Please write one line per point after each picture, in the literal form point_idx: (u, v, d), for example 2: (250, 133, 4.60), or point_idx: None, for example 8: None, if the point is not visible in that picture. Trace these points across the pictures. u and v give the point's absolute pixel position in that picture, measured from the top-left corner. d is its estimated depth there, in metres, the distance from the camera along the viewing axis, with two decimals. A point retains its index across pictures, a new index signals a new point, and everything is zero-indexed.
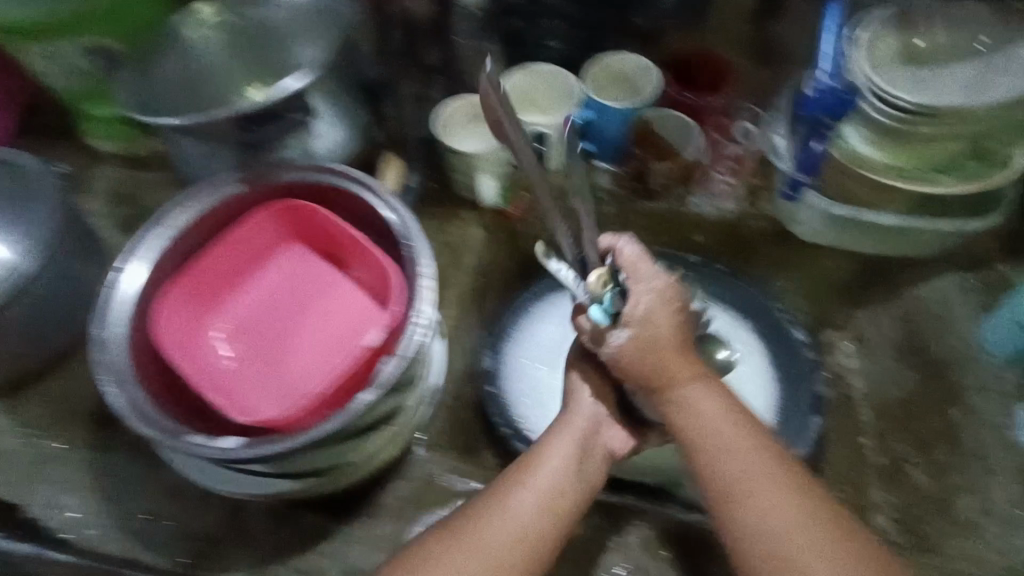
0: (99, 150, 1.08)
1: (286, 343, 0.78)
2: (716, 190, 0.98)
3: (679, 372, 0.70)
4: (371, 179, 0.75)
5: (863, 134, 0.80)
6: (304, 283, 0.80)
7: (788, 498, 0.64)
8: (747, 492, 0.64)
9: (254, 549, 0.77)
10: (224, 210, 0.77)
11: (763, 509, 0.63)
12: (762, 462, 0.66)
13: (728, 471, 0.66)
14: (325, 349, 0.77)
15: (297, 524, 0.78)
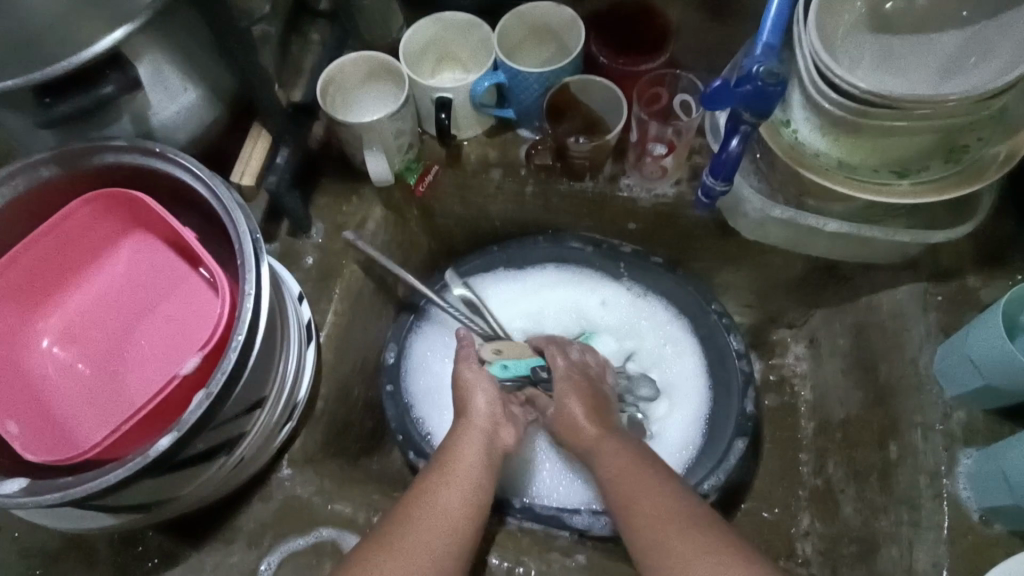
0: None
1: (116, 346, 0.69)
2: (649, 173, 0.85)
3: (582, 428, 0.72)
4: (201, 170, 0.63)
5: (814, 123, 0.67)
6: (144, 281, 0.71)
7: (656, 492, 0.62)
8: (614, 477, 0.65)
9: (97, 570, 0.69)
10: (38, 198, 0.65)
11: (635, 505, 0.61)
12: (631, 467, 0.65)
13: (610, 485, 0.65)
14: (158, 356, 0.69)
15: (146, 542, 0.70)
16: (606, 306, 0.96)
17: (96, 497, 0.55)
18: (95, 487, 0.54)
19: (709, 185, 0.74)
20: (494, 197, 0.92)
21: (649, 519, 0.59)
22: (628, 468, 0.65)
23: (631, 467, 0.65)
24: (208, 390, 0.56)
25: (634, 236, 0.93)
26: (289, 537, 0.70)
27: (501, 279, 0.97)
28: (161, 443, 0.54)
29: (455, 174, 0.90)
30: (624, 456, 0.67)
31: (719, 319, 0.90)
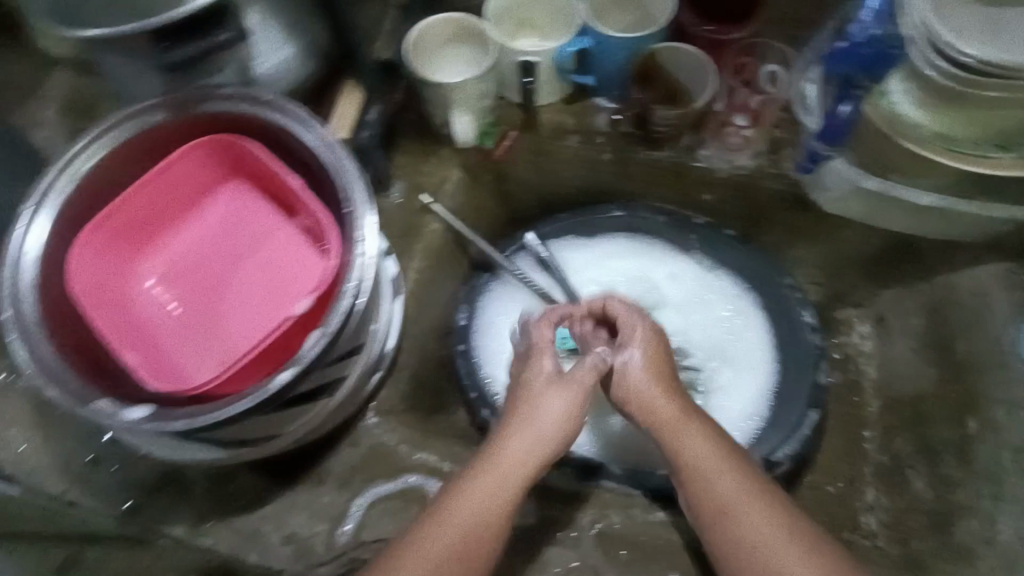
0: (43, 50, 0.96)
1: (215, 292, 0.71)
2: (730, 144, 0.85)
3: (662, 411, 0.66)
4: (311, 119, 0.64)
5: (914, 95, 0.67)
6: (243, 232, 0.73)
7: (758, 513, 0.60)
8: (702, 481, 0.62)
9: (194, 504, 0.72)
10: (148, 142, 0.67)
11: (731, 523, 0.60)
12: (727, 479, 0.62)
13: (695, 490, 0.62)
14: (258, 304, 0.71)
15: (239, 480, 0.73)
16: (674, 277, 0.96)
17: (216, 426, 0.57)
18: (217, 417, 0.56)
19: (814, 150, 0.79)
20: (569, 164, 0.92)
21: (751, 537, 0.59)
22: (714, 465, 0.62)
23: (723, 463, 0.62)
24: (322, 329, 0.58)
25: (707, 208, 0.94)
26: (375, 483, 0.72)
27: (569, 245, 0.96)
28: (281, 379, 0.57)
29: (531, 138, 0.90)
30: (706, 446, 0.63)
31: (792, 293, 0.91)
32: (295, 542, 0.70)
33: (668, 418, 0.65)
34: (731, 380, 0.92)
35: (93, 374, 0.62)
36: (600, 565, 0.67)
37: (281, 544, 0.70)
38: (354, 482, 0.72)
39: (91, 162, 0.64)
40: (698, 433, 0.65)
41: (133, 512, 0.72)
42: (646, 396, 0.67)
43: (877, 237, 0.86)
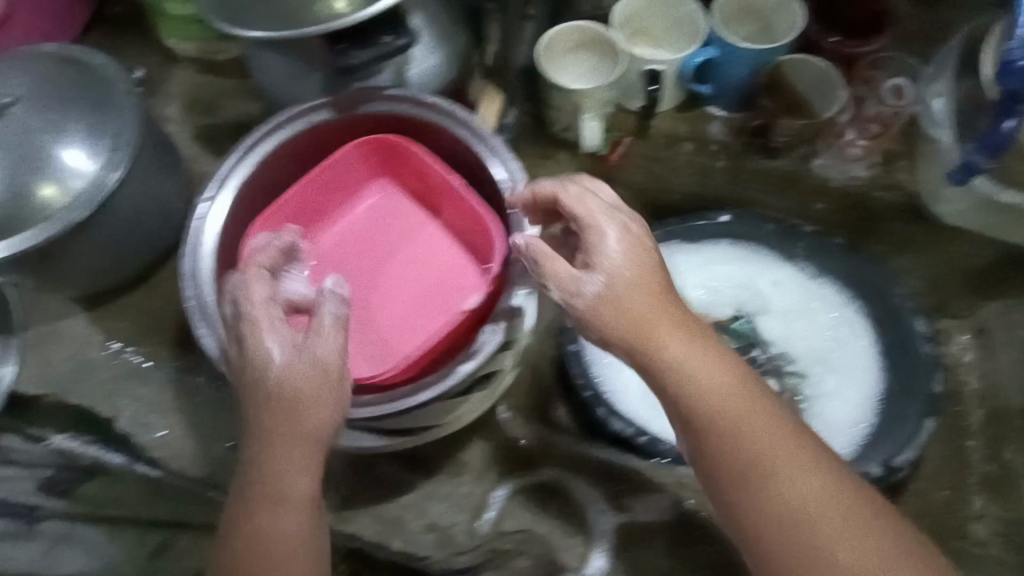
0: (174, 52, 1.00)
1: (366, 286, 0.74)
2: (847, 155, 0.88)
3: (668, 336, 0.56)
4: (474, 125, 0.68)
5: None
6: (393, 231, 0.76)
7: (800, 473, 0.54)
8: (739, 427, 0.54)
9: (334, 490, 0.75)
10: (312, 141, 0.71)
11: (769, 481, 0.53)
12: (766, 428, 0.54)
13: (717, 435, 0.54)
14: (409, 301, 0.73)
15: (378, 470, 0.75)
16: (781, 283, 0.97)
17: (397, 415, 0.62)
18: (403, 407, 0.61)
19: (974, 160, 0.73)
20: (681, 170, 0.94)
21: (776, 516, 0.53)
22: (746, 407, 0.55)
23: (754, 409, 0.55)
24: (494, 325, 0.64)
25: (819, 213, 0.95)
26: (510, 476, 0.74)
27: (673, 251, 0.96)
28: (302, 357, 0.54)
29: (646, 145, 0.94)
30: (729, 380, 0.55)
31: (904, 301, 0.90)
32: (434, 532, 0.72)
33: (692, 354, 0.56)
34: (838, 387, 0.92)
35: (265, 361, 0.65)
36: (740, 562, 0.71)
37: (423, 532, 0.72)
38: (489, 474, 0.74)
39: (260, 160, 0.68)
40: (723, 372, 0.56)
41: None
42: (649, 316, 0.56)
43: None
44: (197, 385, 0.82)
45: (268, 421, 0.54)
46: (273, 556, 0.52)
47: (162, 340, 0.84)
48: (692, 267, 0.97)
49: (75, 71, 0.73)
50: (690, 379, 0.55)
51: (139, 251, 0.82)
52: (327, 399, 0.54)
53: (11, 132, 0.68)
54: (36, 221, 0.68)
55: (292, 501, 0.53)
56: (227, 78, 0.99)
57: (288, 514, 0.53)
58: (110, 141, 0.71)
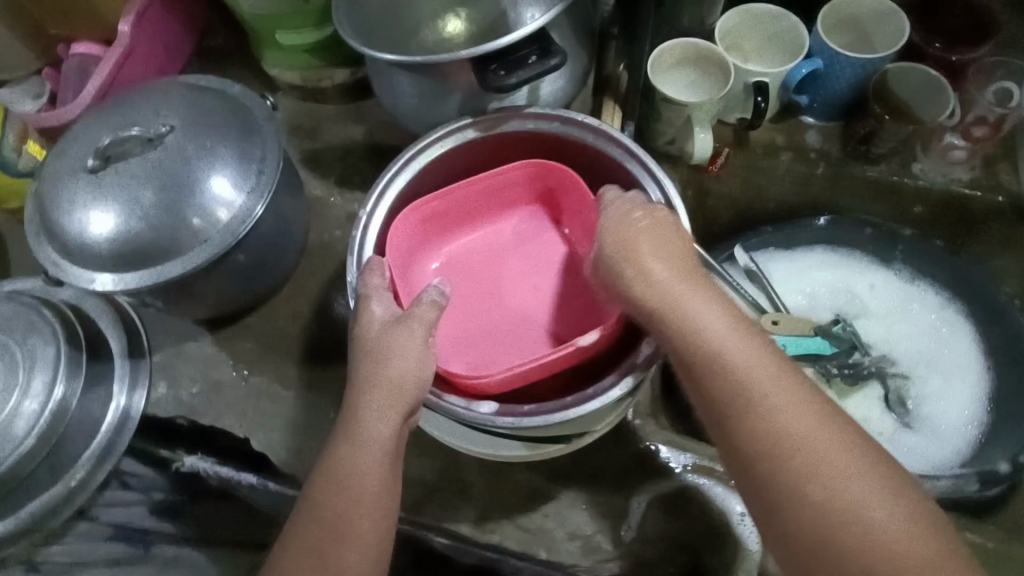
0: (276, 82, 1.03)
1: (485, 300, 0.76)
2: (947, 159, 0.90)
3: (682, 295, 0.58)
4: (621, 139, 0.70)
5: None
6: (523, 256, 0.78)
7: (807, 417, 0.53)
8: (731, 362, 0.55)
9: (474, 501, 0.75)
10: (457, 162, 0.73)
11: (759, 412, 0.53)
12: (761, 363, 0.55)
13: (706, 372, 0.56)
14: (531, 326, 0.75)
15: (517, 480, 0.76)
16: (878, 288, 0.98)
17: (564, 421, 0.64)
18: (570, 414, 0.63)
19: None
20: (780, 179, 0.97)
21: (772, 444, 0.52)
22: (736, 339, 0.56)
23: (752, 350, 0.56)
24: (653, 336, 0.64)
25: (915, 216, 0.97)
26: (649, 480, 0.74)
27: (771, 259, 0.98)
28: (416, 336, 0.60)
29: (743, 156, 0.97)
30: (724, 323, 0.57)
31: (1010, 301, 0.93)
32: (579, 538, 0.73)
33: (700, 302, 0.58)
34: (946, 388, 0.93)
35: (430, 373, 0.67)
36: None
37: (568, 540, 0.73)
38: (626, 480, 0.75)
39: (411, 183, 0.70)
40: (731, 321, 0.57)
41: (417, 507, 0.76)
42: (656, 275, 0.60)
43: None
44: (324, 403, 0.83)
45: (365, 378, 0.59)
46: (349, 508, 0.57)
47: (285, 359, 0.85)
48: (790, 276, 0.98)
49: (218, 102, 0.77)
50: (692, 320, 0.57)
51: (266, 273, 0.83)
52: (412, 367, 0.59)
53: (165, 162, 0.71)
54: (189, 249, 0.71)
55: (372, 447, 0.58)
56: (327, 104, 1.01)
57: (346, 466, 0.57)
58: (254, 172, 0.74)
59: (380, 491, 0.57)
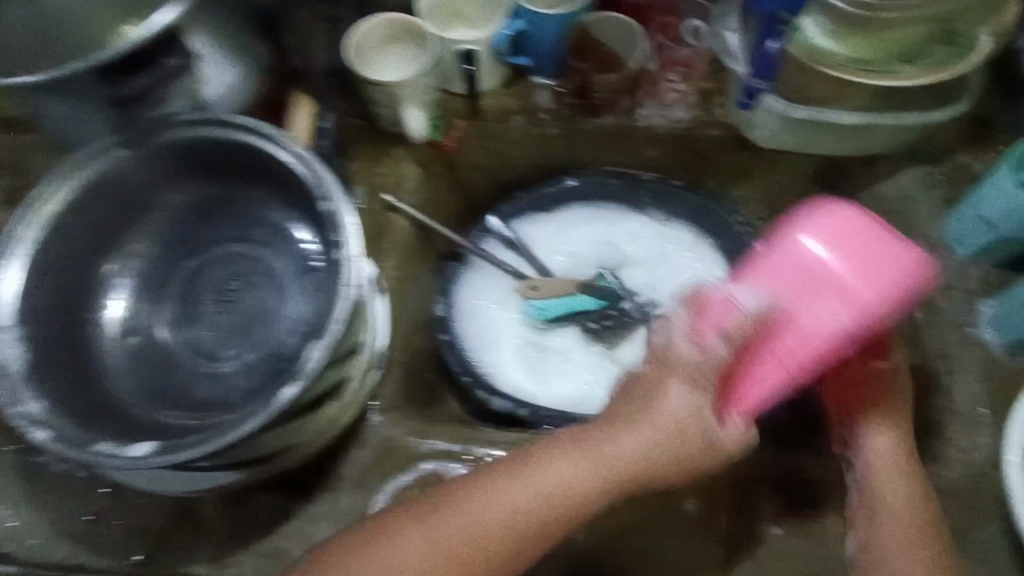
0: None
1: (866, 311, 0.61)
2: (666, 101, 0.90)
3: (876, 424, 0.68)
4: (280, 136, 0.64)
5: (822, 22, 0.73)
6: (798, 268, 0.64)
7: (922, 546, 0.61)
8: (889, 503, 0.63)
9: (212, 535, 0.73)
10: (113, 183, 0.66)
11: (882, 526, 0.62)
12: (902, 502, 0.63)
13: (875, 505, 0.64)
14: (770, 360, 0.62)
15: (255, 503, 0.74)
16: (633, 234, 1.01)
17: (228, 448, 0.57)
18: (229, 440, 0.56)
19: (752, 84, 0.80)
20: (519, 144, 0.95)
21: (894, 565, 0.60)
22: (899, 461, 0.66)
23: (902, 469, 0.65)
24: (319, 339, 0.59)
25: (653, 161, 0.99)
26: (391, 477, 0.74)
27: (525, 224, 1.01)
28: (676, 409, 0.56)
29: (479, 124, 0.93)
30: (896, 465, 0.65)
31: (744, 229, 0.96)
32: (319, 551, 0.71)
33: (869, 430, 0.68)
34: None
35: (97, 419, 0.61)
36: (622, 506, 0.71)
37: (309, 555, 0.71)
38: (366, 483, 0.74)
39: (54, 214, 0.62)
40: (898, 463, 0.66)
41: (153, 558, 0.73)
42: (889, 470, 0.65)
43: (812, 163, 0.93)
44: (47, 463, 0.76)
45: (645, 437, 0.56)
46: (455, 542, 0.54)
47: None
48: (548, 239, 1.00)
49: None
50: (874, 452, 0.67)
51: None
52: (662, 446, 0.56)
53: None
54: None
55: (538, 493, 0.55)
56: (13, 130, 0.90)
57: (451, 520, 0.55)
58: None
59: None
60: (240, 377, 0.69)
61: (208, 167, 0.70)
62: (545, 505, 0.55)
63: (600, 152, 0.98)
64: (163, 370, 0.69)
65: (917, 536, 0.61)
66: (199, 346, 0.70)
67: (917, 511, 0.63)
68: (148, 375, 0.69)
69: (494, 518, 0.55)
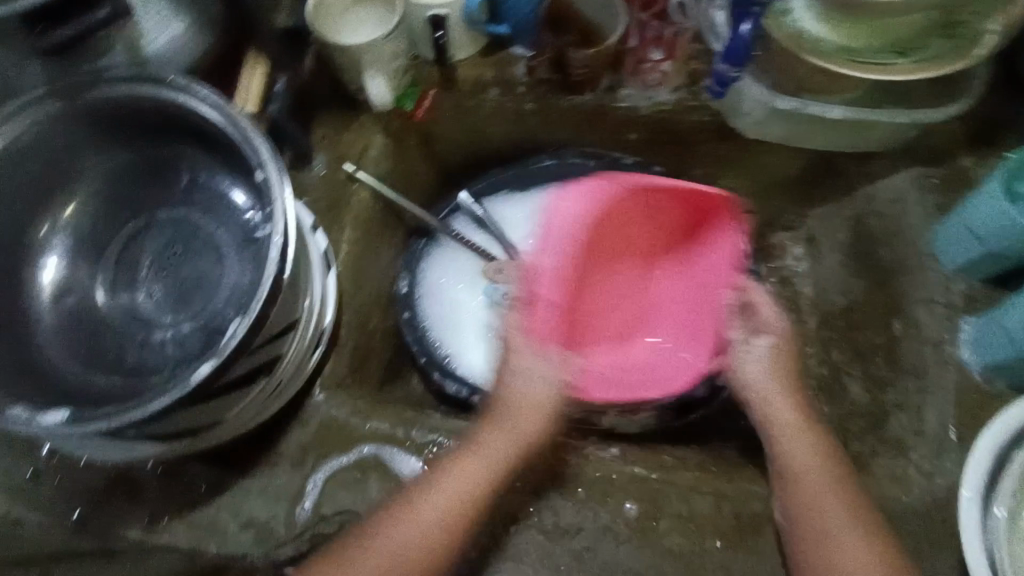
0: None
1: (705, 306, 0.87)
2: (649, 80, 0.84)
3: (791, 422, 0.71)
4: (219, 97, 0.61)
5: (814, 8, 0.68)
6: (666, 282, 0.91)
7: (844, 511, 0.63)
8: (825, 498, 0.64)
9: (145, 503, 0.71)
10: (45, 136, 0.63)
11: (815, 520, 0.63)
12: (832, 491, 0.64)
13: (811, 502, 0.64)
14: (664, 330, 0.91)
15: (190, 474, 0.71)
16: None
17: (144, 423, 0.55)
18: (144, 415, 0.54)
19: (721, 71, 0.76)
20: (493, 117, 0.91)
21: (817, 546, 0.62)
22: (819, 449, 0.68)
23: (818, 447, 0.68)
24: (245, 315, 0.57)
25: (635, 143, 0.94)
26: (331, 456, 0.72)
27: (499, 203, 0.97)
28: (535, 382, 0.73)
29: (452, 95, 0.88)
30: (808, 445, 0.68)
31: None
32: (252, 527, 0.69)
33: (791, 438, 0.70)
34: None
35: (15, 381, 0.59)
36: (559, 505, 0.69)
37: (241, 531, 0.69)
38: (305, 460, 0.72)
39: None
40: (812, 447, 0.68)
41: (83, 521, 0.71)
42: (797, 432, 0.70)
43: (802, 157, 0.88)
44: None
45: (502, 437, 0.69)
46: (410, 538, 0.62)
47: None
48: (522, 221, 0.96)
49: None
50: (805, 455, 0.68)
51: None
52: (536, 411, 0.72)
53: None
54: None
55: (480, 485, 0.66)
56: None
57: (422, 512, 0.63)
58: None
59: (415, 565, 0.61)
60: (173, 348, 0.66)
61: (150, 126, 0.67)
62: (484, 494, 0.66)
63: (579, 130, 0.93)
64: (98, 334, 0.67)
65: (835, 508, 0.63)
66: (135, 313, 0.68)
67: (830, 479, 0.65)
68: (81, 338, 0.66)
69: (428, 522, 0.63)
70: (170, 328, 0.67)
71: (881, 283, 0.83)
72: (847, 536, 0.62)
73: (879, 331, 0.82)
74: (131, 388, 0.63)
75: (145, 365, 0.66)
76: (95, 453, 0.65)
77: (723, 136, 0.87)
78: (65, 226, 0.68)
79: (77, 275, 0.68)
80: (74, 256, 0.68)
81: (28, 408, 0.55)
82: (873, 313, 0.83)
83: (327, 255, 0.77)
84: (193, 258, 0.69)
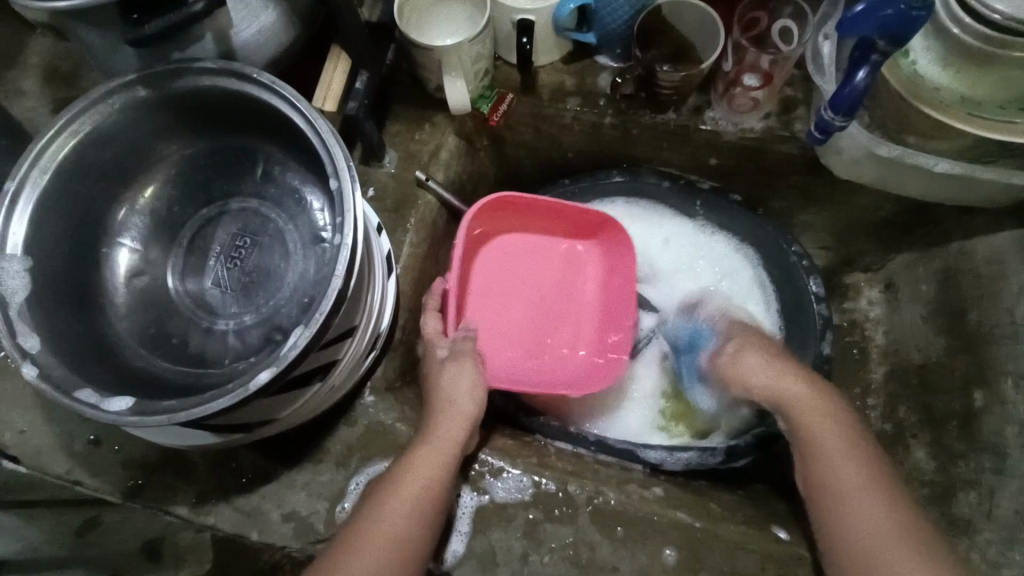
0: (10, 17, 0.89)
1: (603, 302, 0.92)
2: (738, 105, 0.79)
3: (788, 383, 0.68)
4: (300, 96, 0.61)
5: (935, 53, 0.63)
6: (588, 281, 0.93)
7: (858, 466, 0.63)
8: (831, 477, 0.63)
9: (194, 482, 0.73)
10: (133, 119, 0.64)
11: (847, 508, 0.61)
12: (842, 446, 0.64)
13: (844, 502, 0.61)
14: (583, 331, 0.91)
15: (240, 459, 0.73)
16: (673, 240, 0.95)
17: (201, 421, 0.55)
18: (199, 414, 0.54)
19: (824, 119, 0.67)
20: (569, 127, 0.87)
21: (853, 501, 0.61)
22: (807, 395, 0.68)
23: (812, 394, 0.68)
24: (308, 324, 0.56)
25: (715, 167, 0.90)
26: (375, 461, 0.72)
27: None
28: (451, 382, 0.70)
29: (530, 101, 0.84)
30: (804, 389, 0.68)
31: (799, 262, 0.88)
32: (294, 517, 0.71)
33: (789, 382, 0.68)
34: None
35: (88, 360, 0.60)
36: (596, 541, 0.68)
37: (282, 522, 0.71)
38: (350, 459, 0.72)
39: (73, 145, 0.61)
40: (811, 394, 0.68)
41: (137, 490, 0.74)
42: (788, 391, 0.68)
43: (895, 202, 0.82)
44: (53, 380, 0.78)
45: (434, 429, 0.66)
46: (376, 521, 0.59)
47: None
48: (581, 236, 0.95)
49: None
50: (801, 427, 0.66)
51: None
52: (468, 391, 0.69)
53: None
54: None
55: (442, 465, 0.63)
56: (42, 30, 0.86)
57: (391, 497, 0.61)
58: None
59: (395, 546, 0.58)
60: (233, 339, 0.67)
61: (232, 117, 0.67)
62: (437, 488, 0.62)
63: (656, 150, 0.90)
64: (166, 317, 0.69)
65: (861, 460, 0.63)
66: (202, 300, 0.69)
67: (841, 435, 0.65)
68: (150, 321, 0.68)
69: (393, 512, 0.60)
70: (234, 320, 0.68)
71: (964, 347, 0.77)
72: (874, 486, 0.61)
73: (956, 398, 0.76)
74: (194, 376, 0.65)
75: (206, 355, 0.67)
76: (152, 434, 0.67)
77: (811, 170, 0.82)
78: (145, 209, 0.70)
79: (152, 256, 0.70)
80: (150, 239, 0.70)
81: (97, 390, 0.57)
82: (951, 377, 0.78)
83: (389, 259, 0.76)
84: (262, 252, 0.70)
